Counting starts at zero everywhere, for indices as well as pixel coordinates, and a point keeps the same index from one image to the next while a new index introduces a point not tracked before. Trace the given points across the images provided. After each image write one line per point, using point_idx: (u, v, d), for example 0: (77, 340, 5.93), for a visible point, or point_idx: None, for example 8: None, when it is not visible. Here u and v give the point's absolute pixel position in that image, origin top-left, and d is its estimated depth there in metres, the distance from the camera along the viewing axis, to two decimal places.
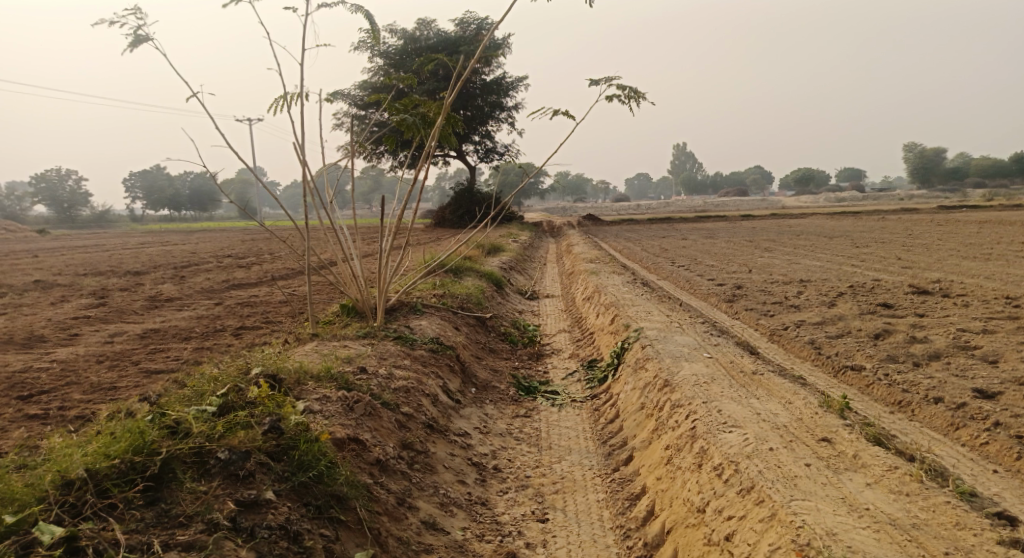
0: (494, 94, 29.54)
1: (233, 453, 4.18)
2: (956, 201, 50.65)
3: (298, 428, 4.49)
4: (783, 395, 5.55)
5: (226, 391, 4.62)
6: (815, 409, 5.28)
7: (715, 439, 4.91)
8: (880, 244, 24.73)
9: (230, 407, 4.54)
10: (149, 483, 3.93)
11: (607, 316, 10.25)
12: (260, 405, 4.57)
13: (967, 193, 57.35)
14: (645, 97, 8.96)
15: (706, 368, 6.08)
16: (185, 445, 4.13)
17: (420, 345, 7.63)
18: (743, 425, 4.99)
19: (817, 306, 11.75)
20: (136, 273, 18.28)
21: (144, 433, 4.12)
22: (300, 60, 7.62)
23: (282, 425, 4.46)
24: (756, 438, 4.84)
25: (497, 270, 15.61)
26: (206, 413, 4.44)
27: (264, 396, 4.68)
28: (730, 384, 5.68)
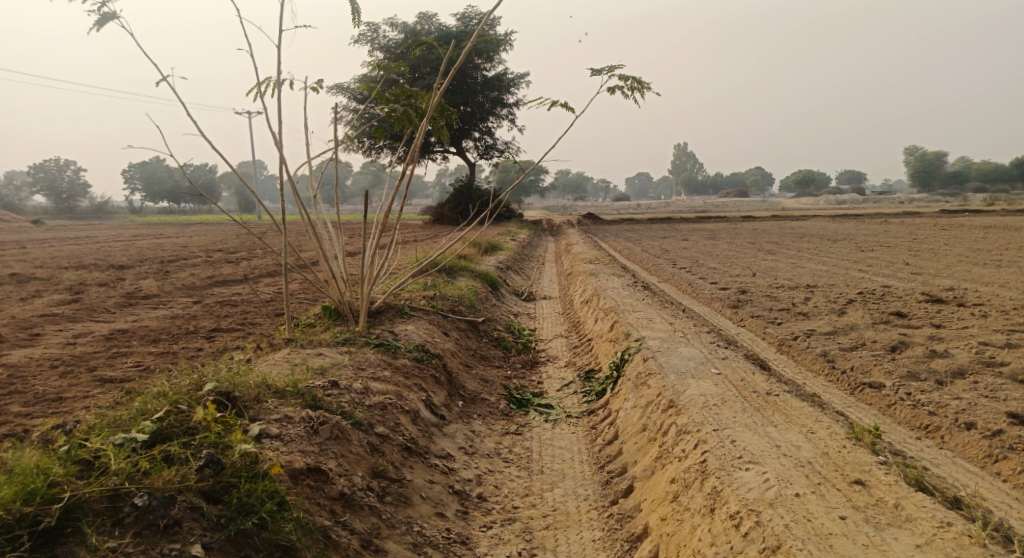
0: (495, 91, 28.94)
1: (155, 498, 3.67)
2: (957, 205, 50.07)
3: (243, 461, 4.03)
4: (804, 423, 4.98)
5: (163, 416, 4.16)
6: (842, 443, 4.71)
7: (730, 479, 4.36)
8: (886, 249, 24.19)
9: (164, 436, 4.08)
10: (39, 540, 3.45)
11: (606, 323, 9.65)
12: (200, 435, 4.08)
13: (969, 198, 56.76)
14: (650, 88, 8.38)
15: (716, 388, 5.50)
16: (96, 488, 3.65)
17: (403, 353, 7.05)
18: (762, 462, 4.44)
19: (827, 314, 11.17)
20: (121, 268, 17.68)
21: (44, 473, 3.63)
22: (276, 42, 6.93)
23: (222, 458, 3.99)
24: (778, 480, 4.28)
25: (493, 270, 15.03)
26: (134, 444, 3.95)
27: (210, 420, 4.18)
28: (743, 409, 5.12)
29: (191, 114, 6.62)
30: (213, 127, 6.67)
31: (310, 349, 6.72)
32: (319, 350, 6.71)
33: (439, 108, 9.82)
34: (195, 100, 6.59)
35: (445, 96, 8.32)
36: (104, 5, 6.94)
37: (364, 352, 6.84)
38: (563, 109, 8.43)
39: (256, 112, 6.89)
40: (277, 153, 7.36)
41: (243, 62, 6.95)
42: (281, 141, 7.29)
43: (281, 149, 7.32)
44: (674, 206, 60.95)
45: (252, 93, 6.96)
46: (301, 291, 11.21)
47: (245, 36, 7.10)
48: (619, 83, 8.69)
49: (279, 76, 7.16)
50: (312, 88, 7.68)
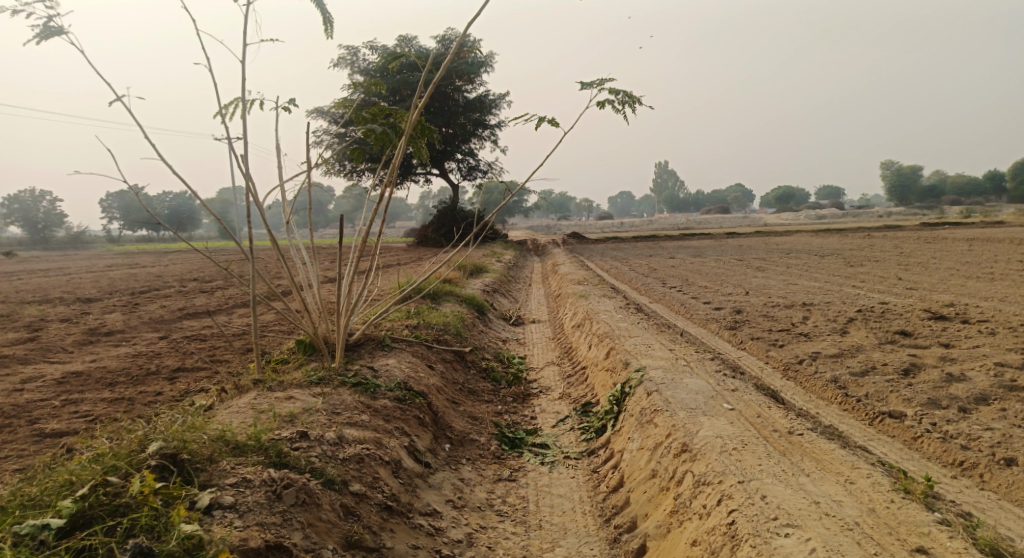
0: (477, 112, 28.46)
1: None
2: (936, 218, 50.12)
3: (179, 549, 3.49)
4: (840, 471, 4.46)
5: (88, 494, 3.66)
6: (889, 497, 4.20)
7: (769, 549, 3.87)
8: (875, 263, 23.83)
9: (87, 519, 3.59)
10: None
11: (601, 350, 9.08)
12: (127, 519, 3.58)
13: (947, 210, 56.95)
14: (644, 102, 7.89)
15: (733, 428, 4.98)
16: None
17: (384, 392, 6.44)
18: (802, 526, 3.96)
19: (829, 335, 10.66)
20: (88, 300, 16.92)
21: None
22: (241, 59, 6.47)
23: (154, 548, 3.47)
24: (825, 551, 3.79)
25: (479, 294, 14.44)
26: (45, 534, 3.47)
27: (145, 496, 3.66)
28: (768, 455, 4.62)
29: (148, 135, 6.16)
30: (174, 150, 6.18)
31: (281, 392, 6.11)
32: (289, 392, 6.09)
33: (418, 125, 9.24)
34: (157, 123, 6.14)
35: (427, 109, 7.76)
36: (49, 18, 6.33)
37: (343, 392, 6.24)
38: (551, 125, 7.92)
39: (218, 134, 6.39)
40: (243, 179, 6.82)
41: (204, 80, 6.43)
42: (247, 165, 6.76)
43: (247, 174, 6.77)
44: (656, 224, 60.73)
45: (216, 113, 6.45)
46: (275, 323, 10.58)
47: (208, 55, 6.64)
48: (609, 97, 8.21)
49: (243, 95, 6.63)
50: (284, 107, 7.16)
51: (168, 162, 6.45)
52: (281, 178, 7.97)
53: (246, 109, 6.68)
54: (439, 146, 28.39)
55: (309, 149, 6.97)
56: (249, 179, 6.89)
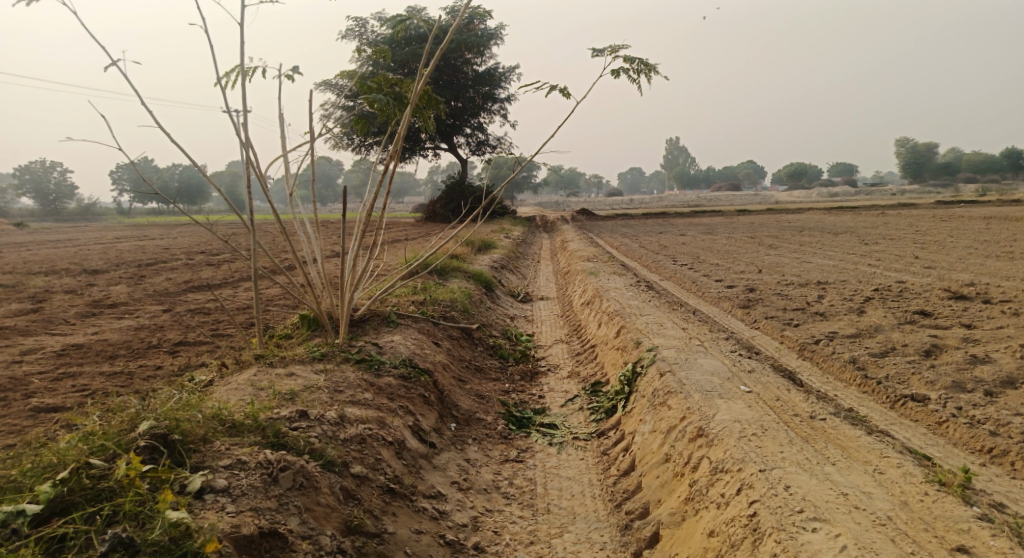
0: (487, 86, 28.05)
1: None
2: (951, 197, 49.47)
3: (166, 537, 3.31)
4: (869, 462, 4.24)
5: (70, 477, 3.49)
6: (921, 490, 3.99)
7: (793, 544, 3.67)
8: (890, 241, 23.46)
9: (66, 504, 3.42)
10: None
11: (611, 328, 8.86)
12: (111, 507, 3.41)
13: (961, 188, 56.21)
14: (659, 71, 7.60)
15: (752, 412, 4.77)
16: None
17: (388, 370, 6.24)
18: (829, 520, 3.76)
19: (845, 314, 10.40)
20: (94, 273, 16.78)
21: None
22: (242, 23, 6.16)
23: (139, 537, 3.29)
24: (856, 547, 3.59)
25: (486, 270, 14.22)
26: (23, 518, 3.30)
27: (132, 480, 3.49)
28: (791, 441, 4.42)
29: (144, 103, 5.94)
30: (171, 118, 5.96)
31: (282, 368, 5.92)
32: (291, 368, 5.91)
33: (425, 95, 8.95)
34: (153, 90, 5.92)
35: (434, 78, 7.48)
36: None
37: (346, 369, 6.05)
38: (563, 94, 7.66)
39: (217, 102, 6.16)
40: (244, 149, 6.59)
41: (203, 47, 6.19)
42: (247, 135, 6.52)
43: (247, 144, 6.54)
44: (667, 201, 60.23)
45: (214, 81, 6.20)
46: (280, 297, 10.40)
47: (208, 18, 6.34)
48: (624, 66, 7.91)
49: (243, 62, 6.38)
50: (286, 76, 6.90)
51: (166, 131, 6.24)
52: (284, 149, 7.73)
53: (246, 77, 6.43)
54: (447, 120, 28.02)
55: (312, 118, 6.71)
56: (250, 150, 6.67)
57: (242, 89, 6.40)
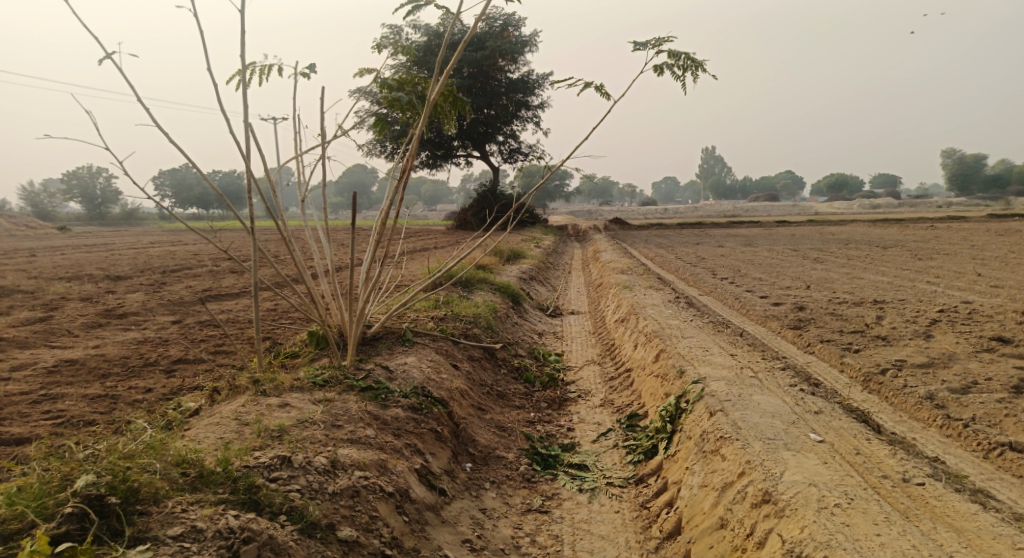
0: (521, 93, 27.33)
1: None
2: (999, 210, 47.75)
3: None
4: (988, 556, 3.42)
5: None
6: None
7: None
8: (944, 256, 22.29)
9: None
10: None
11: (649, 352, 8.02)
12: None
13: (1009, 202, 54.27)
14: (708, 68, 6.76)
15: (831, 474, 3.97)
16: None
17: (397, 400, 5.50)
18: None
19: (909, 339, 9.47)
20: (115, 279, 16.24)
21: None
22: (248, 13, 5.47)
23: None
24: None
25: (515, 281, 13.44)
26: None
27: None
28: (884, 522, 3.63)
29: (137, 102, 5.32)
30: (167, 119, 5.32)
31: (277, 396, 5.20)
32: (285, 398, 5.18)
33: (450, 95, 8.14)
34: (149, 89, 5.29)
35: (457, 76, 6.72)
36: None
37: (350, 398, 5.31)
38: (598, 92, 6.90)
39: (216, 104, 5.51)
40: (245, 155, 5.95)
41: (201, 44, 5.54)
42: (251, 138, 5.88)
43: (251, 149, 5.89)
44: (703, 211, 59.09)
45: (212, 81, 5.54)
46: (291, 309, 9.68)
47: (213, 9, 5.67)
48: (668, 62, 7.09)
49: (243, 60, 5.71)
50: (300, 75, 6.24)
51: (164, 132, 5.62)
52: (296, 151, 7.05)
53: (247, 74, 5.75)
54: (480, 127, 27.33)
55: (324, 120, 6.00)
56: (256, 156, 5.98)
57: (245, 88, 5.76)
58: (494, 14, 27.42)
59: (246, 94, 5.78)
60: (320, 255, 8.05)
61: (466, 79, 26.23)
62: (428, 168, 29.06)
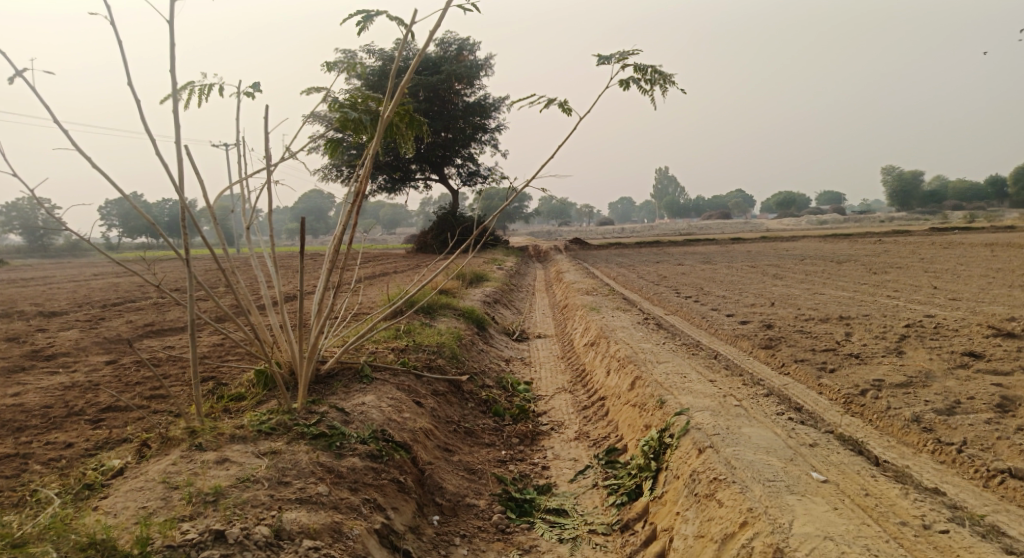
0: (477, 116, 27.00)
1: None
2: (943, 222, 48.82)
3: None
4: None
5: None
6: None
7: None
8: (901, 269, 22.40)
9: None
10: None
11: (624, 379, 7.61)
12: None
13: (951, 214, 55.59)
14: (678, 82, 6.41)
15: (845, 524, 3.74)
16: None
17: (353, 448, 4.98)
18: None
19: (884, 356, 9.22)
20: (52, 314, 15.36)
21: None
22: (176, 27, 4.97)
23: None
24: None
25: (478, 306, 12.97)
26: None
27: None
28: None
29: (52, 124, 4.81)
30: (86, 140, 4.83)
31: (215, 449, 4.65)
32: (224, 450, 4.63)
33: (406, 114, 7.60)
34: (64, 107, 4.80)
35: (410, 97, 6.25)
36: None
37: (300, 448, 4.79)
38: (563, 109, 6.50)
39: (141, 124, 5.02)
40: (175, 180, 5.43)
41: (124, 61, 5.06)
42: (182, 163, 5.38)
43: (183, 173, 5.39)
44: (658, 230, 59.36)
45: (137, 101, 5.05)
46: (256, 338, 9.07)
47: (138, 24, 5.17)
48: (635, 76, 6.71)
49: (172, 77, 5.22)
50: (241, 94, 5.75)
51: (84, 156, 5.14)
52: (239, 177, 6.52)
53: (177, 91, 5.27)
54: (436, 150, 26.92)
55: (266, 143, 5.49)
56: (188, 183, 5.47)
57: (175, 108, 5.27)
58: (448, 37, 27.12)
59: (176, 114, 5.29)
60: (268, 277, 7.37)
61: (422, 103, 25.84)
62: (385, 192, 28.52)
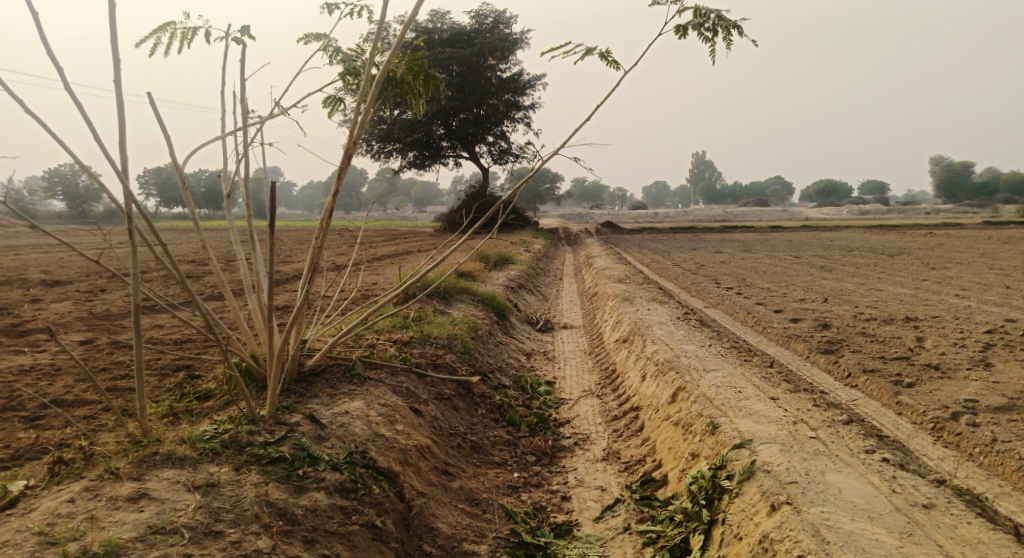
0: (511, 92, 25.76)
1: None
2: (990, 216, 46.67)
3: None
4: None
5: None
6: None
7: None
8: (957, 265, 20.83)
9: None
10: None
11: (664, 389, 6.43)
12: None
13: (999, 208, 53.14)
14: (748, 28, 5.19)
15: None
16: None
17: (318, 479, 3.87)
18: None
19: (966, 368, 7.92)
20: (52, 284, 14.44)
21: None
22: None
23: None
24: None
25: (499, 291, 11.84)
26: None
27: None
28: None
29: None
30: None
31: (133, 477, 3.58)
32: (145, 482, 3.55)
33: (420, 70, 6.13)
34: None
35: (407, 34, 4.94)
36: None
37: (246, 480, 3.70)
38: (603, 61, 5.31)
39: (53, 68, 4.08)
40: (119, 156, 4.45)
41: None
42: (123, 129, 4.38)
43: (125, 150, 4.40)
44: (693, 215, 57.61)
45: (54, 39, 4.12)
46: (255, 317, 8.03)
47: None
48: (692, 21, 5.50)
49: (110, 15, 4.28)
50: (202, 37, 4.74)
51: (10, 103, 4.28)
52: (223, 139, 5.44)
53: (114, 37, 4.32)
54: (468, 128, 25.80)
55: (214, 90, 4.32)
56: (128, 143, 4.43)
57: (113, 67, 4.33)
58: (484, 10, 25.89)
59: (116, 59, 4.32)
60: (241, 248, 6.03)
61: (455, 78, 24.73)
62: (415, 168, 27.38)
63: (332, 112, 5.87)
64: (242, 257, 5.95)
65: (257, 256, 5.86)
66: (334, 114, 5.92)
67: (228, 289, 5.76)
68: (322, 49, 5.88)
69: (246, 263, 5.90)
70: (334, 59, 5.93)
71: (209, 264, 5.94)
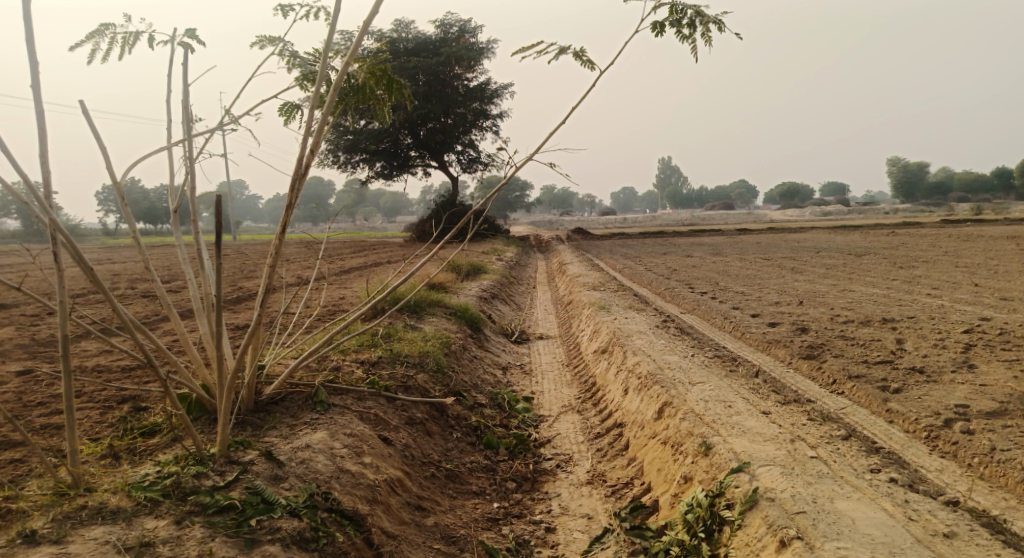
0: (478, 101, 25.41)
1: None
2: (951, 213, 47.31)
3: None
4: None
5: None
6: None
7: None
8: (927, 264, 20.86)
9: None
10: None
11: (649, 405, 6.09)
12: None
13: (957, 206, 53.87)
14: (729, 24, 4.90)
15: None
16: None
17: (267, 528, 3.74)
18: None
19: (952, 371, 7.70)
20: (2, 306, 13.75)
21: None
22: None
23: None
24: None
25: (472, 302, 11.46)
26: None
27: None
28: None
29: None
30: None
31: (56, 539, 3.43)
32: (68, 547, 3.38)
33: (383, 75, 5.70)
34: None
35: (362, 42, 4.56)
36: None
37: (187, 538, 3.57)
38: (575, 61, 4.98)
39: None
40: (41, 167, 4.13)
41: None
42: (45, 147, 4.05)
43: (48, 161, 4.08)
44: (660, 219, 57.68)
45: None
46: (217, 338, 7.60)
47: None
48: (667, 19, 5.20)
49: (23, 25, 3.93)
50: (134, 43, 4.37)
51: None
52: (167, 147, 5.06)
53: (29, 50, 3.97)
54: (436, 137, 25.40)
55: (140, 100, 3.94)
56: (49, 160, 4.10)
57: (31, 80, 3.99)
58: (449, 18, 25.52)
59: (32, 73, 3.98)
60: (190, 267, 5.57)
61: (421, 87, 24.33)
62: (381, 178, 26.88)
63: (288, 120, 5.48)
64: (191, 277, 5.49)
65: (204, 277, 5.39)
66: (290, 122, 5.53)
67: (175, 313, 5.33)
68: (277, 52, 5.46)
69: (195, 283, 5.44)
70: (290, 64, 5.53)
71: (154, 285, 5.50)
